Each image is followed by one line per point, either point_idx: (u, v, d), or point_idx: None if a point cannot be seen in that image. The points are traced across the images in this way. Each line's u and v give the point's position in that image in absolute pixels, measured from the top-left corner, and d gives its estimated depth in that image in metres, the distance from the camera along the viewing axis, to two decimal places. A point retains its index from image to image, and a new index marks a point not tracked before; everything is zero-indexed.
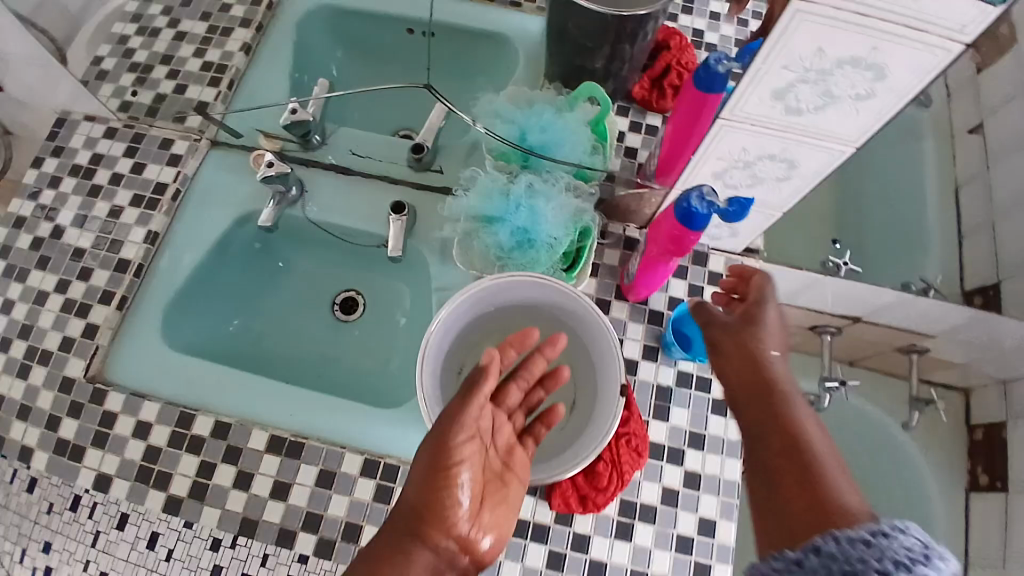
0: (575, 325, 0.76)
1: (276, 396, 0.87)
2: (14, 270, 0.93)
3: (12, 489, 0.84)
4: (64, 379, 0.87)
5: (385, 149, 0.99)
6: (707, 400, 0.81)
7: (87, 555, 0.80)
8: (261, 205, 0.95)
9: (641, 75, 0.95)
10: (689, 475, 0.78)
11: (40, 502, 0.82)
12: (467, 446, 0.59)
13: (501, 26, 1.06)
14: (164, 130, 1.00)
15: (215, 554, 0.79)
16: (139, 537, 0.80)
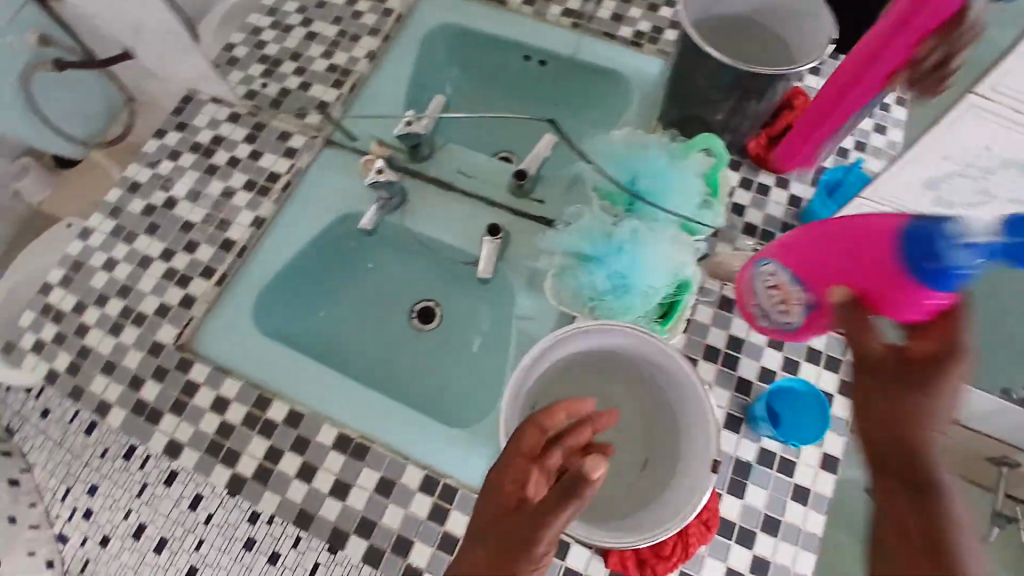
0: (663, 383, 0.74)
1: (350, 395, 0.88)
2: (122, 231, 0.98)
3: (71, 429, 0.88)
4: (153, 343, 0.90)
5: (490, 169, 1.00)
6: (789, 485, 0.79)
7: (130, 504, 0.83)
8: (363, 207, 0.99)
9: (759, 132, 0.93)
10: (757, 560, 0.76)
11: (98, 446, 0.86)
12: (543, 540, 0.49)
13: (618, 64, 1.08)
14: (284, 123, 1.04)
15: (251, 527, 0.81)
16: (184, 495, 0.83)
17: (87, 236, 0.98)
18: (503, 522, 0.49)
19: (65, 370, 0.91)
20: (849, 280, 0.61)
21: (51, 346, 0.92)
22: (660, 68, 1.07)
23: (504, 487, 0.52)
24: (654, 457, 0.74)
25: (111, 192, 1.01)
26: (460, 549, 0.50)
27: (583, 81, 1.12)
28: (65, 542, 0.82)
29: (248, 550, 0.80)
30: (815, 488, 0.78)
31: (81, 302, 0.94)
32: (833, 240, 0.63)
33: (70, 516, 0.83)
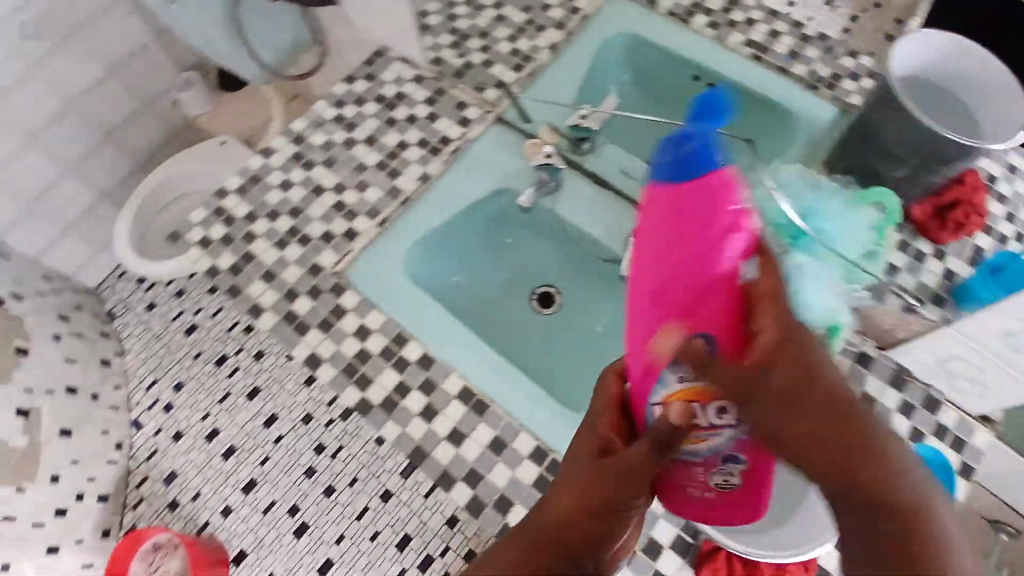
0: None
1: (478, 352, 0.93)
2: (301, 158, 1.06)
3: (173, 328, 0.99)
4: (314, 264, 0.98)
5: (650, 173, 1.00)
6: None
7: (209, 408, 0.93)
8: (521, 186, 1.04)
9: (925, 199, 0.95)
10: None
11: (193, 347, 0.97)
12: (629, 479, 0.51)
13: (790, 101, 1.10)
14: (463, 94, 1.11)
15: (315, 458, 0.88)
16: (261, 412, 0.91)
17: (268, 155, 1.06)
18: (591, 461, 0.54)
19: (227, 269, 0.99)
20: (649, 251, 0.55)
21: (217, 245, 1.00)
22: (832, 115, 1.06)
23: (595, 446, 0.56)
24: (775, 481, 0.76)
25: (297, 121, 1.09)
26: (551, 486, 0.56)
27: (746, 111, 1.12)
28: (138, 427, 0.95)
29: (308, 478, 0.87)
30: None
31: (252, 212, 1.02)
32: (653, 293, 0.53)
33: (151, 406, 0.96)
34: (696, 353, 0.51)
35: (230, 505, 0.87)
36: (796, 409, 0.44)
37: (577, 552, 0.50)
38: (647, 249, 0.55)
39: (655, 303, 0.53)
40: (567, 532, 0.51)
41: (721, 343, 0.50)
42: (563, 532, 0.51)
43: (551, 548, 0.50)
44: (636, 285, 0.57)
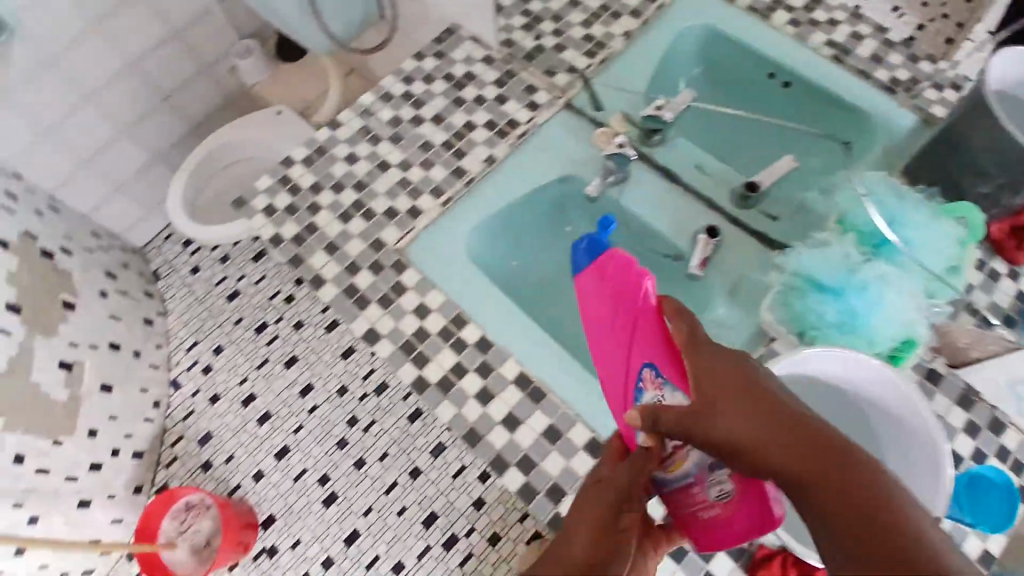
0: (880, 430, 0.75)
1: (535, 339, 0.92)
2: (368, 132, 1.05)
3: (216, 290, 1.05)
4: (376, 239, 0.98)
5: (724, 171, 1.03)
6: None
7: None
8: (587, 175, 1.02)
9: (1000, 222, 0.90)
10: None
11: None
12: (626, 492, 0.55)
13: (869, 105, 1.04)
14: (533, 77, 1.09)
15: None
16: None
17: (335, 127, 1.06)
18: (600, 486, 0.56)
19: (290, 238, 0.99)
20: (605, 339, 0.70)
21: (281, 213, 1.01)
22: (909, 123, 1.01)
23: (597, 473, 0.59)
24: None
25: (365, 95, 1.08)
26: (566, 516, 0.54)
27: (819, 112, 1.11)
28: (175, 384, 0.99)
29: None
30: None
31: (317, 183, 1.02)
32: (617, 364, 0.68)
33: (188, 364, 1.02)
34: (649, 388, 0.62)
35: None
36: (751, 433, 0.47)
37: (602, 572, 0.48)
38: (600, 340, 0.71)
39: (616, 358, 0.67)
40: (588, 546, 0.50)
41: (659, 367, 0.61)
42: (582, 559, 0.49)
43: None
44: (607, 369, 0.71)
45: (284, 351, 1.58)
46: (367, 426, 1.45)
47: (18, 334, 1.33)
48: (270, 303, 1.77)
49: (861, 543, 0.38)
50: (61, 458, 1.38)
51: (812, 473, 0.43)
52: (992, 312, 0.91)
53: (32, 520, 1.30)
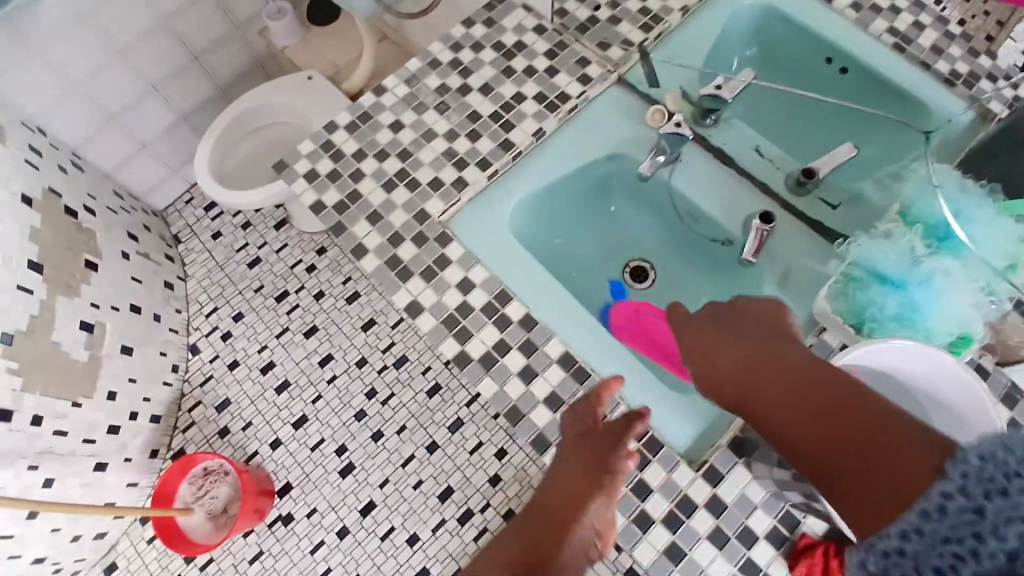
0: (936, 419, 0.71)
1: (577, 319, 0.91)
2: (413, 100, 1.03)
3: None
4: (420, 211, 0.96)
5: (783, 155, 1.00)
6: None
7: None
8: (637, 154, 1.01)
9: None
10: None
11: None
12: (588, 470, 0.71)
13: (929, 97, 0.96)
14: (586, 50, 1.06)
15: None
16: None
17: (380, 93, 1.04)
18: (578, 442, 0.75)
19: (333, 205, 0.97)
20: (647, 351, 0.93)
21: (324, 179, 0.99)
22: (970, 119, 0.95)
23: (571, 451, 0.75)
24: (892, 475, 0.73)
25: (411, 61, 1.06)
26: (544, 489, 0.73)
27: (876, 102, 1.02)
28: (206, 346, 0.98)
29: None
30: None
31: (361, 150, 1.00)
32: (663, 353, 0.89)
33: None
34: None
35: None
36: (760, 382, 0.56)
37: (586, 503, 0.68)
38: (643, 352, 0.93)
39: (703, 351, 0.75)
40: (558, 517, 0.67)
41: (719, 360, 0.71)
42: (569, 500, 0.69)
43: (565, 511, 0.67)
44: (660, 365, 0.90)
45: (305, 323, 1.72)
46: (385, 399, 1.63)
47: (40, 293, 1.30)
48: (291, 272, 1.79)
49: (846, 464, 0.46)
50: (81, 419, 1.38)
51: (812, 413, 0.51)
52: None
53: (47, 483, 1.32)
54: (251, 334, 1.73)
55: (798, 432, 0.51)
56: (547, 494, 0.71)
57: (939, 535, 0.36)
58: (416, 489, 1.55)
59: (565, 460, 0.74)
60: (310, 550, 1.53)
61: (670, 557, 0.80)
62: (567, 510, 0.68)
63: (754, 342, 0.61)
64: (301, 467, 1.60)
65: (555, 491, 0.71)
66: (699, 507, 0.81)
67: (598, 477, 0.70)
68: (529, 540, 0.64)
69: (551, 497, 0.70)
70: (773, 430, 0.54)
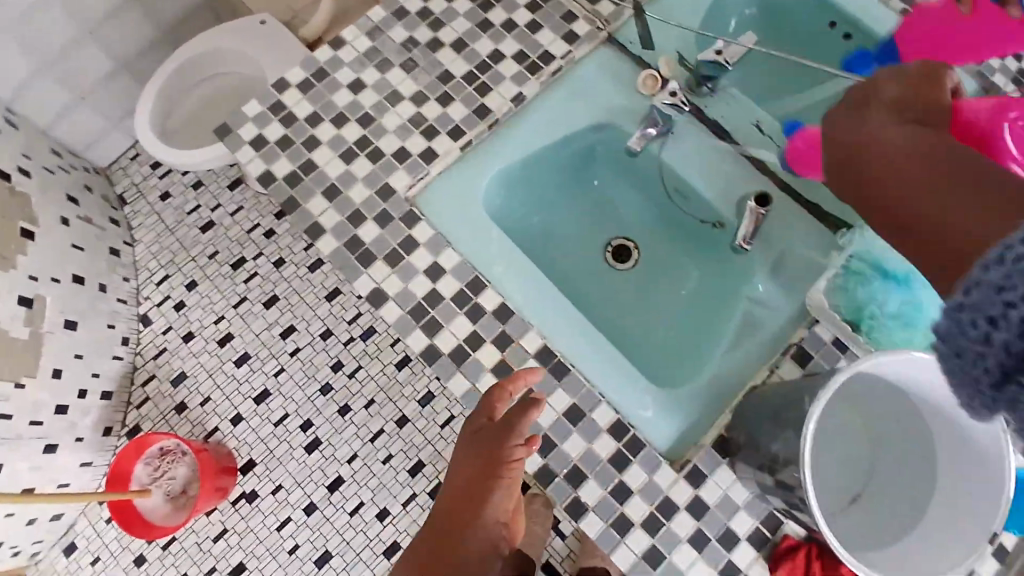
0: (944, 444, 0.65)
1: (557, 308, 0.84)
2: (377, 55, 0.92)
3: None
4: (384, 185, 0.86)
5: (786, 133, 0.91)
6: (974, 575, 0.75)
7: None
8: (627, 124, 0.92)
9: None
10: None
11: None
12: (490, 465, 0.68)
13: None
14: (572, 3, 0.95)
15: None
16: None
17: (338, 46, 0.92)
18: (472, 441, 0.71)
19: (284, 177, 0.87)
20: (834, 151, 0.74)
21: (274, 147, 0.88)
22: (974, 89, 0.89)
23: (477, 441, 0.71)
24: (907, 501, 0.68)
25: (375, 9, 0.94)
26: (449, 485, 0.70)
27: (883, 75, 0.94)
28: None
29: None
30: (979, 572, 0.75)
31: (316, 113, 0.89)
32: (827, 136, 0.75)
33: None
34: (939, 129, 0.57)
35: None
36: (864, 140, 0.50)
37: (483, 504, 0.66)
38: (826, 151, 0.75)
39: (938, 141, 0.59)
40: (458, 518, 0.66)
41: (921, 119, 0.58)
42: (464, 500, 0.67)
43: (460, 513, 0.66)
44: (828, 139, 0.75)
45: (264, 292, 1.60)
46: (352, 372, 1.55)
47: None
48: (247, 237, 1.65)
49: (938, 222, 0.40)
50: (24, 400, 1.27)
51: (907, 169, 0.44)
52: None
53: None
54: (205, 304, 1.61)
55: (890, 172, 0.45)
56: (447, 493, 0.70)
57: (988, 286, 0.28)
58: (385, 463, 1.49)
59: (469, 452, 0.70)
60: (276, 527, 1.47)
61: (649, 560, 0.74)
62: (467, 511, 0.66)
63: (897, 113, 0.50)
64: (263, 444, 1.52)
65: (456, 490, 0.68)
66: (680, 509, 0.75)
67: (490, 474, 0.67)
68: (432, 545, 0.66)
69: (449, 499, 0.68)
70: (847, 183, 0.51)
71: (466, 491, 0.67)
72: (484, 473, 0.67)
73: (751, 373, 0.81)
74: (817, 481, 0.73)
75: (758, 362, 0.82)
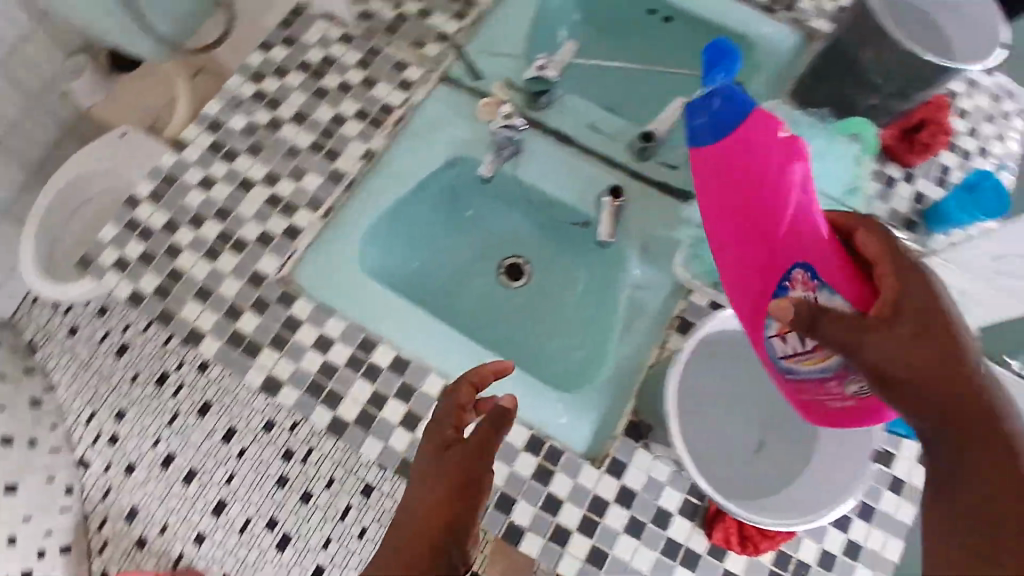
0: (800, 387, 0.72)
1: (453, 345, 0.86)
2: (222, 147, 0.93)
3: (101, 350, 0.90)
4: (254, 273, 0.86)
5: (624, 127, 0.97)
6: (888, 476, 0.80)
7: (156, 432, 0.86)
8: (479, 153, 0.95)
9: (892, 125, 0.96)
10: (851, 543, 0.77)
11: (126, 370, 0.88)
12: (468, 463, 0.55)
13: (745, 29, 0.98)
14: (401, 52, 0.98)
15: (283, 465, 0.82)
16: (215, 429, 0.84)
17: (181, 149, 0.92)
18: (441, 440, 0.58)
19: (154, 292, 0.87)
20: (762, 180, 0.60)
21: (138, 265, 0.88)
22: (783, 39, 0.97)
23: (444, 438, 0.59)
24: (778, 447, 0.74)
25: (210, 103, 0.95)
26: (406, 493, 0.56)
27: (697, 51, 1.04)
28: (85, 468, 0.88)
29: (280, 487, 0.82)
30: (910, 481, 0.80)
31: (173, 220, 0.89)
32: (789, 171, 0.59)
33: (95, 440, 0.88)
34: (795, 286, 0.57)
35: (202, 531, 0.83)
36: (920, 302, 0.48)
37: (460, 508, 0.52)
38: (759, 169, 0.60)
39: (739, 275, 0.63)
40: (428, 529, 0.51)
41: (817, 266, 0.55)
42: (440, 509, 0.52)
43: (431, 520, 0.51)
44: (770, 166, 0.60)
45: None
46: None
47: None
48: None
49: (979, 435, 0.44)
50: None
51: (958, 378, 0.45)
52: (893, 220, 0.94)
53: None
54: (62, 439, 1.22)
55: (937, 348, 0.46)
56: (408, 499, 0.55)
57: None
58: None
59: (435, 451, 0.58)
60: None
61: (593, 561, 0.75)
62: (437, 520, 0.52)
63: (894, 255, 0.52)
64: None
65: (421, 496, 0.54)
66: (610, 503, 0.76)
67: (468, 475, 0.54)
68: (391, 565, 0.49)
69: (411, 504, 0.54)
70: (841, 316, 0.49)
71: (435, 496, 0.53)
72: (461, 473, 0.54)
73: (647, 356, 0.84)
74: (703, 445, 0.75)
75: (654, 342, 0.85)
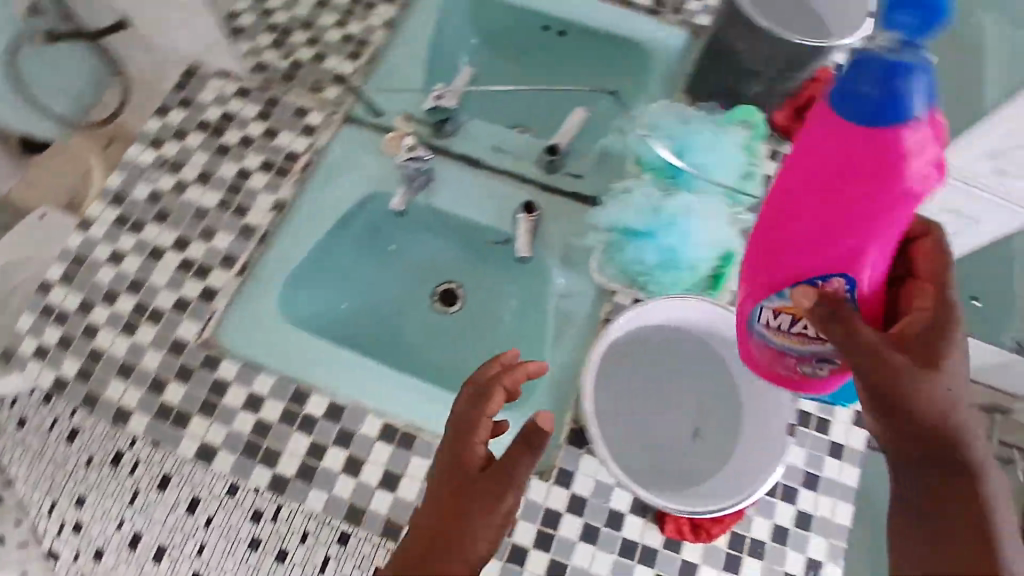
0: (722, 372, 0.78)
1: (387, 382, 0.85)
2: (128, 219, 0.91)
3: (50, 437, 0.82)
4: (175, 341, 0.85)
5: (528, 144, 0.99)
6: (826, 442, 0.82)
7: (122, 513, 0.79)
8: (391, 188, 0.96)
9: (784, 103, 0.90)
10: (801, 513, 0.79)
11: (81, 453, 0.81)
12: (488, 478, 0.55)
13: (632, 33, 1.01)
14: (300, 99, 0.99)
15: (254, 526, 0.78)
16: (179, 500, 0.79)
17: (87, 227, 0.91)
18: (462, 445, 0.58)
19: (74, 376, 0.84)
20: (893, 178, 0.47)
21: (54, 351, 0.85)
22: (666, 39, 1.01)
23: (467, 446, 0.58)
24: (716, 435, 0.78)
25: (111, 177, 0.93)
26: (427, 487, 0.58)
27: (592, 59, 1.08)
28: (55, 559, 0.79)
29: (253, 549, 0.77)
30: (849, 444, 0.82)
31: (86, 300, 0.87)
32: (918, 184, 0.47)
33: (59, 529, 0.79)
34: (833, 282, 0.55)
35: None
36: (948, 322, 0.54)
37: (472, 511, 0.54)
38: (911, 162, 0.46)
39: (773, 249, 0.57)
40: (445, 529, 0.54)
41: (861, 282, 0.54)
42: (450, 503, 0.55)
43: (449, 522, 0.54)
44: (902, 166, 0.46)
45: None
46: None
47: None
48: None
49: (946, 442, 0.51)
50: None
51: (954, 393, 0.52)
52: None
53: None
54: None
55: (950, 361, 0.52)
56: (430, 489, 0.58)
57: None
58: None
59: (455, 455, 0.58)
60: None
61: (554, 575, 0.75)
62: (450, 517, 0.54)
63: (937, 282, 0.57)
64: None
65: (440, 491, 0.56)
66: (563, 514, 0.77)
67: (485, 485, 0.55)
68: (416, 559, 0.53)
69: (432, 496, 0.57)
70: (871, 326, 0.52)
71: (448, 494, 0.56)
72: (476, 480, 0.56)
73: (579, 363, 0.85)
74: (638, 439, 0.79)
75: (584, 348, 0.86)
